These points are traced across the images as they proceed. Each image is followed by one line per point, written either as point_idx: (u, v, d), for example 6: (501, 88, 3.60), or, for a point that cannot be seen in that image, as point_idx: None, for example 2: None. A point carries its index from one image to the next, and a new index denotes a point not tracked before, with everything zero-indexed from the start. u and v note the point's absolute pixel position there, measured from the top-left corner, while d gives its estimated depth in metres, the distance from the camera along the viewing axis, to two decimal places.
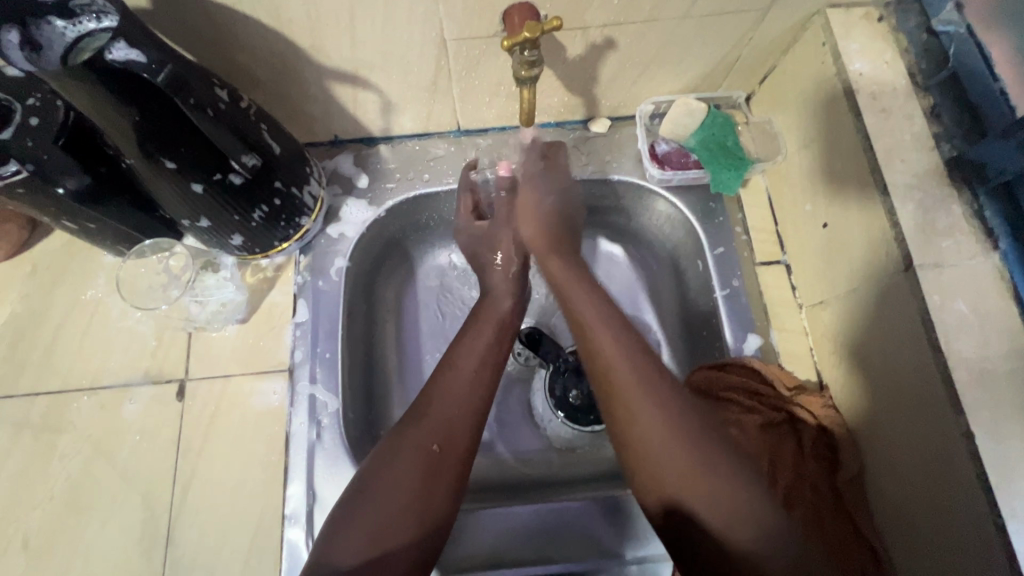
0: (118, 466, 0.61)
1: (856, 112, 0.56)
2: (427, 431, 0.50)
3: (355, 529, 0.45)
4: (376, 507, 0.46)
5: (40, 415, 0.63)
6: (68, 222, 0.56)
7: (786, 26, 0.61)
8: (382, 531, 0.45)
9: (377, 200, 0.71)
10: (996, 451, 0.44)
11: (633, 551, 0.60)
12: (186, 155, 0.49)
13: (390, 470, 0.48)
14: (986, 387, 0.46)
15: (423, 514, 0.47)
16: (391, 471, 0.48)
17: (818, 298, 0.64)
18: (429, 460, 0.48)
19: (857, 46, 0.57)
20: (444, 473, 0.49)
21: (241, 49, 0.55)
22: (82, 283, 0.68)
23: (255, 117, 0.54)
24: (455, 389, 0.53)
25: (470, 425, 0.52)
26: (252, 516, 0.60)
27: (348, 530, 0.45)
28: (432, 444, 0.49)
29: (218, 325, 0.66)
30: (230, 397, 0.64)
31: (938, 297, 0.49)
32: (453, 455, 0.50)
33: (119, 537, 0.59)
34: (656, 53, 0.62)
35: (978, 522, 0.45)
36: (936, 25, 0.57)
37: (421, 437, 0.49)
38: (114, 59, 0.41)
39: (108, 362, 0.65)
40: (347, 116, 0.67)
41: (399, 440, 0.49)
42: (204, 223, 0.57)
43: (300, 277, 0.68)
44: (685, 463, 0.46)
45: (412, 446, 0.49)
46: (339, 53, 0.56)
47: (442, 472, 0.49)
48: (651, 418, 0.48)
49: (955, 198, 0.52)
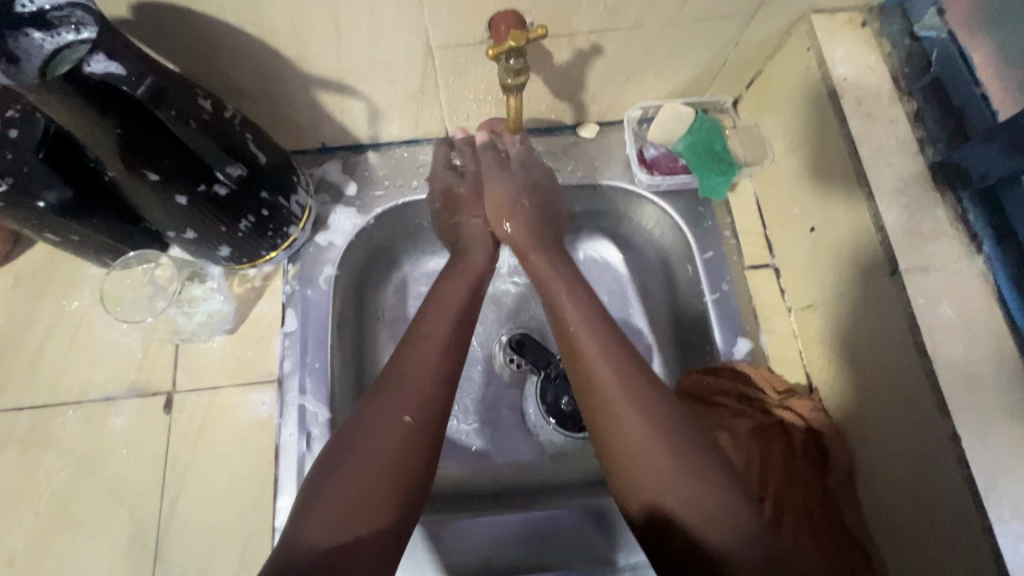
0: (104, 480, 0.61)
1: (842, 117, 0.56)
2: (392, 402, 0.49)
3: (336, 507, 0.44)
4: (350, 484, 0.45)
5: (25, 431, 0.62)
6: (51, 235, 0.55)
7: (771, 32, 0.61)
8: (352, 512, 0.44)
9: (365, 208, 0.70)
10: (982, 452, 0.45)
11: (626, 559, 0.60)
12: (170, 167, 0.48)
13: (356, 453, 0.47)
14: (972, 389, 0.46)
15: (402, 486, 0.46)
16: (366, 448, 0.47)
17: (807, 301, 0.64)
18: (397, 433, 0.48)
19: (841, 51, 0.58)
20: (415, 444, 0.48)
21: (225, 58, 0.54)
22: (67, 296, 0.67)
23: (240, 127, 0.54)
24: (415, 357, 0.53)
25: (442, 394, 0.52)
26: (243, 528, 0.59)
27: (324, 515, 0.43)
28: (406, 417, 0.49)
29: (205, 335, 0.65)
30: (219, 408, 0.63)
31: (924, 300, 0.50)
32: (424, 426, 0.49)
33: (107, 552, 0.58)
34: (643, 58, 0.62)
35: (965, 522, 0.45)
36: (919, 31, 0.57)
37: (392, 414, 0.49)
38: (92, 72, 0.40)
39: (94, 376, 0.64)
40: (334, 123, 0.67)
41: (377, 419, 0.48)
42: (190, 234, 0.56)
43: (289, 286, 0.67)
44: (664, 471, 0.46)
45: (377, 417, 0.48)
46: (325, 62, 0.56)
47: (415, 444, 0.48)
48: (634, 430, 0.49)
49: (939, 202, 0.53)
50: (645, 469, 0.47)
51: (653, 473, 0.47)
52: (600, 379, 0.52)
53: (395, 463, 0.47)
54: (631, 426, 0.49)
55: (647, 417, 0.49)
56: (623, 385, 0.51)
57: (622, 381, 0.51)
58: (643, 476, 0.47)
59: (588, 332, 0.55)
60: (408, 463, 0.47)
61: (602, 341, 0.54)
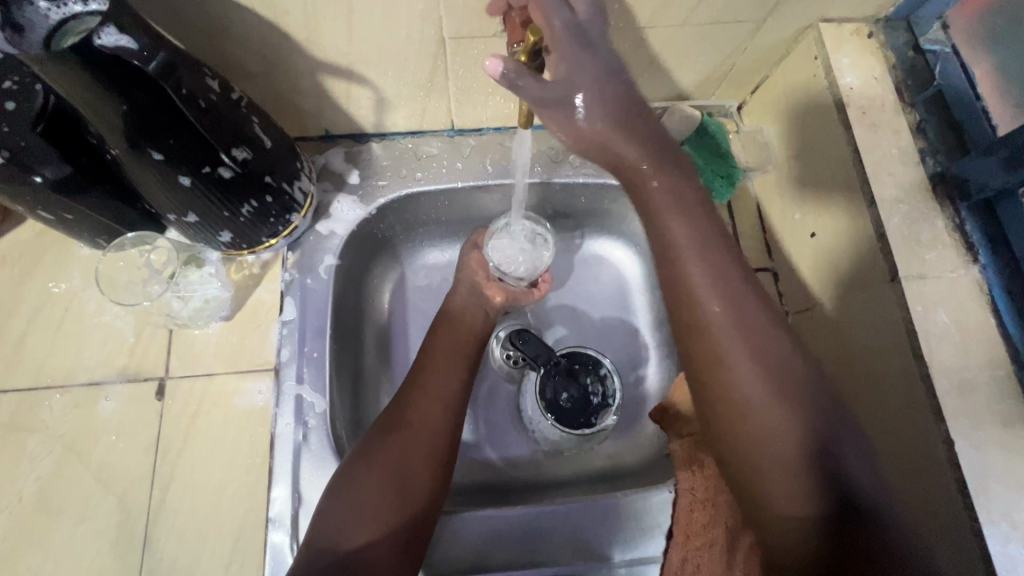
0: (93, 467, 0.59)
1: (846, 126, 0.57)
2: (401, 412, 0.55)
3: (357, 514, 0.49)
4: (363, 492, 0.50)
5: (9, 414, 0.60)
6: (44, 213, 0.54)
7: (779, 38, 0.62)
8: (370, 514, 0.49)
9: (367, 198, 0.69)
10: (974, 457, 0.46)
11: (621, 555, 0.61)
12: (175, 147, 0.47)
13: (365, 471, 0.51)
14: (965, 395, 0.48)
15: (409, 490, 0.51)
16: (375, 455, 0.52)
17: (806, 305, 0.64)
18: (402, 445, 0.52)
19: (848, 60, 0.59)
20: (417, 449, 0.53)
21: (234, 40, 0.53)
22: (56, 276, 0.65)
23: (246, 109, 0.52)
24: (433, 375, 0.58)
25: (444, 403, 0.56)
26: (237, 518, 0.58)
27: (353, 517, 0.49)
28: (406, 426, 0.54)
29: (201, 322, 0.64)
30: (213, 396, 0.62)
31: (922, 308, 0.51)
32: (426, 432, 0.54)
33: (93, 540, 0.57)
34: (653, 59, 0.62)
35: (956, 526, 0.46)
36: (924, 44, 0.59)
37: (406, 418, 0.54)
38: (102, 45, 0.39)
39: (84, 358, 0.62)
40: (340, 111, 0.66)
41: (385, 437, 0.53)
42: (191, 218, 0.55)
43: (287, 274, 0.66)
44: (788, 428, 0.44)
45: (384, 428, 0.54)
46: (335, 48, 0.55)
47: (417, 451, 0.53)
48: (755, 386, 0.46)
49: (939, 213, 0.54)
50: (805, 462, 0.44)
51: (776, 438, 0.45)
52: (740, 371, 0.46)
53: (405, 475, 0.51)
54: (773, 428, 0.45)
55: (791, 416, 0.45)
56: (778, 380, 0.46)
57: (755, 358, 0.46)
58: (782, 473, 0.44)
59: (740, 312, 0.47)
60: (417, 469, 0.52)
61: (749, 316, 0.47)
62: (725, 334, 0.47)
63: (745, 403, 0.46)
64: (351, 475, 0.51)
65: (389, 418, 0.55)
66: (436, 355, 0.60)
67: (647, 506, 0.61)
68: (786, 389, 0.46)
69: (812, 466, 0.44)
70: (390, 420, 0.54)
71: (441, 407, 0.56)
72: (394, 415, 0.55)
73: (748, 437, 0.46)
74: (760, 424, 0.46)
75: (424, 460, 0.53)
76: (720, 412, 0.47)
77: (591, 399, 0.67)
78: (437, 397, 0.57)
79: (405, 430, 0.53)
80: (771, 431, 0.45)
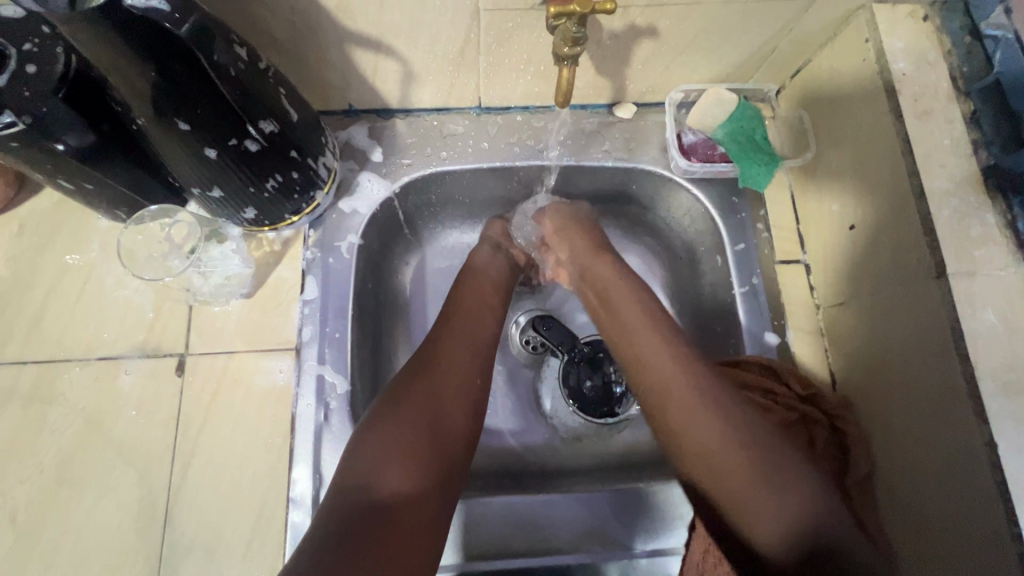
0: (113, 441, 0.59)
1: (897, 113, 0.55)
2: (430, 357, 0.55)
3: (389, 459, 0.48)
4: (392, 437, 0.49)
5: (29, 386, 0.60)
6: (65, 182, 0.52)
7: (827, 19, 0.59)
8: (404, 457, 0.48)
9: (392, 175, 0.68)
10: (1017, 461, 0.45)
11: (643, 545, 0.60)
12: (202, 118, 0.45)
13: (396, 416, 0.50)
14: (1011, 397, 0.46)
15: (441, 438, 0.50)
16: (404, 399, 0.51)
17: (838, 300, 0.63)
18: (431, 390, 0.52)
19: (901, 44, 0.56)
20: (447, 394, 0.53)
21: (263, 7, 0.51)
22: (73, 249, 0.64)
23: (273, 80, 0.50)
24: (461, 324, 0.59)
25: (470, 350, 0.57)
26: (257, 497, 0.58)
27: (385, 463, 0.47)
28: (433, 369, 0.54)
29: (222, 299, 0.63)
30: (233, 374, 0.61)
31: (969, 306, 0.49)
32: (455, 379, 0.54)
33: (114, 515, 0.57)
34: (695, 36, 0.60)
35: (993, 527, 0.45)
36: (984, 29, 0.55)
37: (433, 361, 0.55)
38: (133, 4, 0.37)
39: (103, 332, 0.61)
40: (365, 84, 0.63)
41: (413, 385, 0.52)
42: (216, 193, 0.54)
43: (309, 253, 0.65)
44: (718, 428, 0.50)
45: (412, 374, 0.54)
46: (365, 16, 0.53)
47: (449, 399, 0.53)
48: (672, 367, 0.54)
49: (990, 207, 0.51)
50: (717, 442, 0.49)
51: (702, 440, 0.50)
52: (626, 313, 0.59)
53: (436, 423, 0.51)
54: (704, 433, 0.50)
55: (714, 424, 0.50)
56: (713, 404, 0.51)
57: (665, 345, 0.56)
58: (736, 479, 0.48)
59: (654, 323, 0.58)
60: (450, 417, 0.52)
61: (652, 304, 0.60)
62: (678, 389, 0.53)
63: (649, 364, 0.55)
64: (378, 422, 0.50)
65: (417, 365, 0.54)
66: (462, 308, 0.61)
67: (668, 497, 0.61)
68: (689, 372, 0.53)
69: (706, 434, 0.50)
70: (416, 368, 0.54)
71: (469, 353, 0.56)
72: (422, 362, 0.55)
73: (696, 450, 0.50)
74: (699, 430, 0.50)
75: (456, 410, 0.52)
76: (669, 425, 0.52)
77: (614, 388, 0.66)
78: (465, 342, 0.57)
79: (433, 376, 0.53)
80: (688, 421, 0.51)
